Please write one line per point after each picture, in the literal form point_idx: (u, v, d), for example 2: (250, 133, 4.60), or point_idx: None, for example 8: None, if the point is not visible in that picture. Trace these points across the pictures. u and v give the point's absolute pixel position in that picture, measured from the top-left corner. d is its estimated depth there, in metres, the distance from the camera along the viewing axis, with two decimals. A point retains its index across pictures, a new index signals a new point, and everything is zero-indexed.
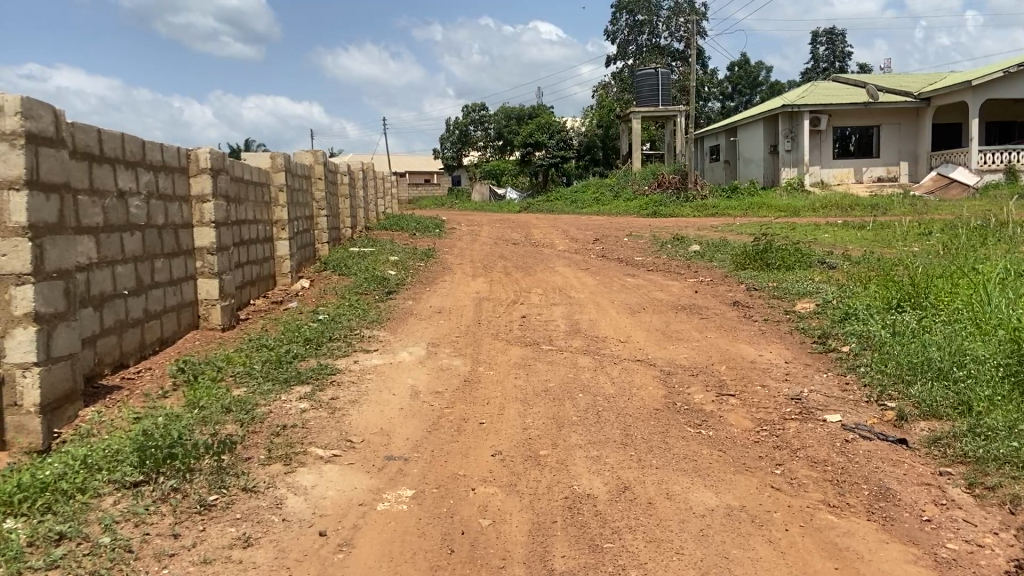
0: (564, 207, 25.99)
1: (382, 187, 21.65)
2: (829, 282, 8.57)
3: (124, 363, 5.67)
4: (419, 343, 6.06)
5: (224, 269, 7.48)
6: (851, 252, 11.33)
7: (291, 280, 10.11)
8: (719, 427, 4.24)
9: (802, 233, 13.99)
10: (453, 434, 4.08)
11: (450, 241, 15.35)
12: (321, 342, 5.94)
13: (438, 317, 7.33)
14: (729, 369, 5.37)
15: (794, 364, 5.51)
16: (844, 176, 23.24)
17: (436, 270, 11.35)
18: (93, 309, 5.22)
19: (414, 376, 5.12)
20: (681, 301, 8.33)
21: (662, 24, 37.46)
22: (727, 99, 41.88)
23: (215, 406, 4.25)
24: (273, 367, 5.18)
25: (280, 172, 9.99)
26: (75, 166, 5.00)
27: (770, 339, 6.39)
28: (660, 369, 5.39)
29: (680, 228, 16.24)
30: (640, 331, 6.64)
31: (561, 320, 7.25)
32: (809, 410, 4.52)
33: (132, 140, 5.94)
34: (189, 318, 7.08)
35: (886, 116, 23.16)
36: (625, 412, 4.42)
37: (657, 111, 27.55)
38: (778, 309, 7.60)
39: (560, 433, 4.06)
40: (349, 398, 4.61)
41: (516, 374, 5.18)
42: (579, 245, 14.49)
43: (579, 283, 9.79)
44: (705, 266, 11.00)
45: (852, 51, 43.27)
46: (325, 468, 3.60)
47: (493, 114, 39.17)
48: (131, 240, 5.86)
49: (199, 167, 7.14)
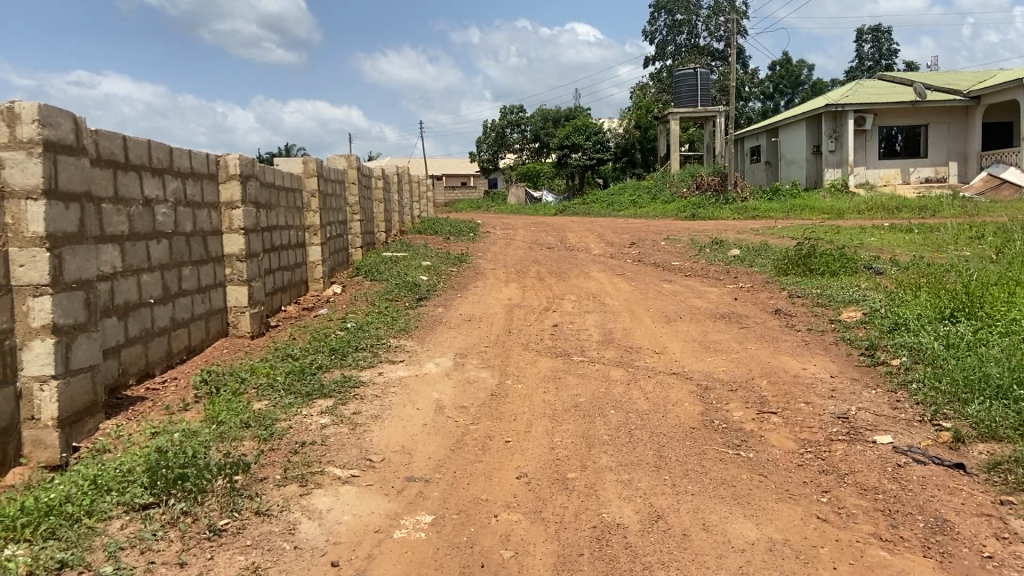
0: (601, 209, 25.67)
1: (417, 191, 21.61)
2: (876, 289, 8.21)
3: (150, 373, 5.60)
4: (447, 354, 5.89)
5: (254, 276, 7.40)
6: (899, 257, 10.90)
7: (323, 286, 10.06)
8: (760, 448, 3.99)
9: (848, 237, 13.57)
10: (477, 453, 3.89)
11: (484, 245, 15.19)
12: (346, 352, 5.80)
13: (468, 326, 7.16)
14: (771, 384, 5.09)
15: (841, 379, 5.21)
16: (890, 176, 22.64)
17: (469, 275, 11.19)
18: (118, 319, 5.15)
19: (439, 390, 4.94)
20: (721, 309, 8.05)
21: (702, 24, 36.94)
22: (767, 99, 41.19)
23: (234, 421, 4.13)
24: (296, 379, 5.05)
25: (313, 177, 9.93)
26: (98, 174, 4.94)
27: (814, 351, 6.09)
28: (697, 383, 5.13)
29: (719, 231, 15.85)
30: (676, 342, 6.39)
31: (594, 329, 7.02)
32: (857, 431, 4.23)
33: (159, 147, 5.88)
34: (218, 326, 7.02)
35: (933, 115, 22.43)
36: (660, 431, 4.18)
37: (696, 111, 27.08)
38: (823, 318, 7.29)
39: (590, 454, 3.85)
40: (371, 413, 4.45)
41: (546, 388, 4.97)
42: (615, 249, 14.22)
43: (614, 290, 9.54)
44: (745, 272, 10.67)
45: (898, 49, 42.22)
46: (342, 490, 3.44)
47: (530, 117, 38.99)
48: (158, 248, 5.80)
49: (229, 173, 7.07)
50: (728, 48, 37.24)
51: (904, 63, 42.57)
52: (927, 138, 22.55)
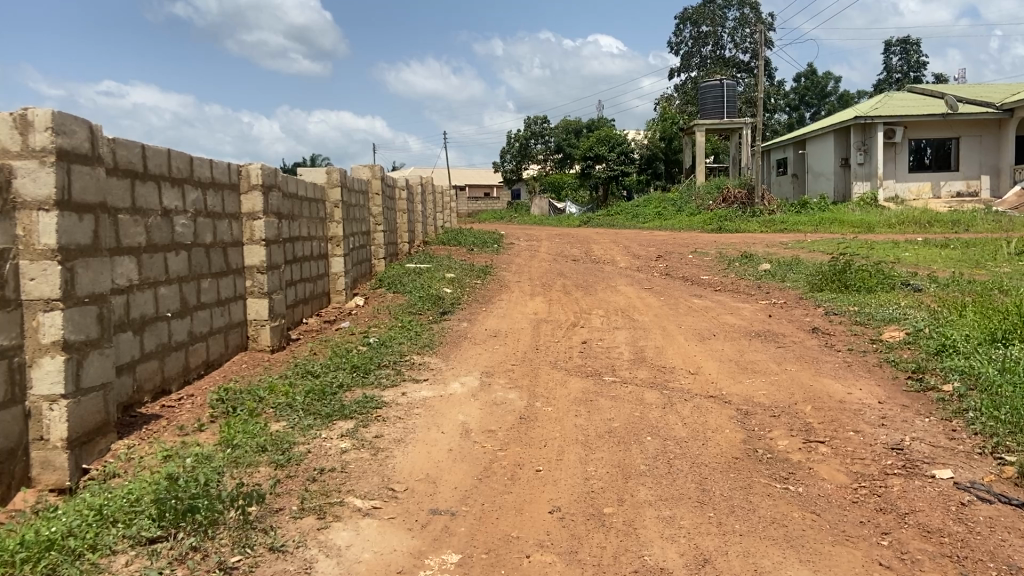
0: (625, 222, 25.37)
1: (441, 202, 21.50)
2: (917, 307, 7.87)
3: (165, 389, 5.43)
4: (472, 372, 5.66)
5: (274, 287, 7.23)
6: (937, 273, 10.53)
7: (346, 298, 9.88)
8: (810, 482, 3.70)
9: (882, 252, 13.17)
10: (506, 484, 3.64)
11: (508, 257, 14.98)
12: (368, 369, 5.59)
13: (493, 342, 6.92)
14: (816, 411, 4.79)
15: (890, 405, 4.89)
16: (921, 190, 22.16)
17: (493, 289, 10.96)
18: (133, 333, 4.99)
19: (465, 412, 4.70)
20: (755, 327, 7.74)
21: (728, 35, 36.63)
22: (793, 110, 40.69)
23: (250, 445, 3.92)
24: (315, 399, 4.83)
25: (336, 188, 9.77)
26: (114, 184, 4.80)
27: (858, 374, 5.77)
28: (736, 408, 4.84)
29: (747, 245, 15.51)
30: (711, 362, 6.11)
31: (624, 346, 6.74)
32: (914, 464, 3.92)
33: (179, 156, 5.73)
34: (238, 340, 6.84)
35: (967, 127, 21.90)
36: (701, 461, 3.91)
37: (723, 123, 26.74)
38: (863, 338, 6.95)
39: (627, 486, 3.59)
40: (393, 437, 4.22)
41: (578, 412, 4.70)
42: (642, 262, 13.94)
43: (643, 304, 9.28)
44: (778, 287, 10.36)
45: (927, 61, 41.63)
46: (363, 523, 3.21)
47: (553, 128, 38.86)
48: (176, 259, 5.64)
49: (250, 183, 6.92)
50: (754, 59, 36.87)
51: (933, 74, 41.93)
52: (959, 151, 22.03)
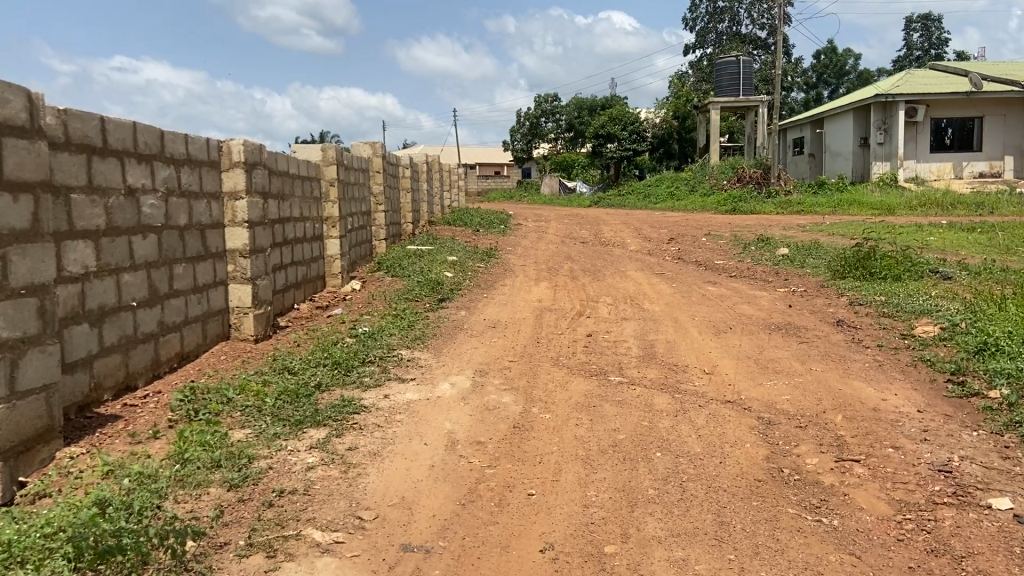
0: (636, 202, 24.74)
1: (449, 181, 20.91)
2: (950, 298, 7.29)
3: (130, 386, 4.95)
4: (464, 371, 5.14)
5: (259, 273, 6.73)
6: (967, 260, 9.89)
7: (342, 282, 9.38)
8: (845, 513, 3.19)
9: (906, 237, 12.55)
10: (492, 511, 3.15)
11: (514, 239, 14.45)
12: (351, 367, 5.10)
13: (492, 335, 6.40)
14: (847, 421, 4.26)
15: (931, 415, 4.35)
16: (943, 170, 21.37)
17: (497, 273, 10.43)
18: (90, 326, 4.51)
19: (452, 419, 4.20)
20: (774, 319, 7.19)
21: (744, 11, 35.62)
22: (810, 89, 39.75)
23: (203, 459, 3.45)
24: (287, 402, 4.34)
25: (332, 165, 9.24)
26: (66, 161, 4.31)
27: (891, 375, 5.22)
28: (757, 417, 4.32)
29: (763, 228, 14.87)
30: (728, 359, 5.58)
31: (633, 341, 6.22)
32: (965, 492, 3.39)
33: (149, 129, 5.21)
34: (218, 328, 6.36)
35: (991, 105, 21.08)
36: (718, 485, 3.39)
37: (739, 101, 25.93)
38: (893, 333, 6.39)
39: (633, 516, 3.09)
40: (369, 450, 3.73)
41: (579, 420, 4.19)
42: (653, 245, 13.36)
43: (654, 292, 8.75)
44: (797, 274, 9.78)
45: (950, 39, 40.44)
46: (319, 563, 2.73)
47: (564, 105, 38.07)
48: (143, 244, 5.14)
49: (232, 160, 6.40)
50: (771, 36, 35.90)
51: (955, 53, 40.70)
52: (982, 131, 21.23)
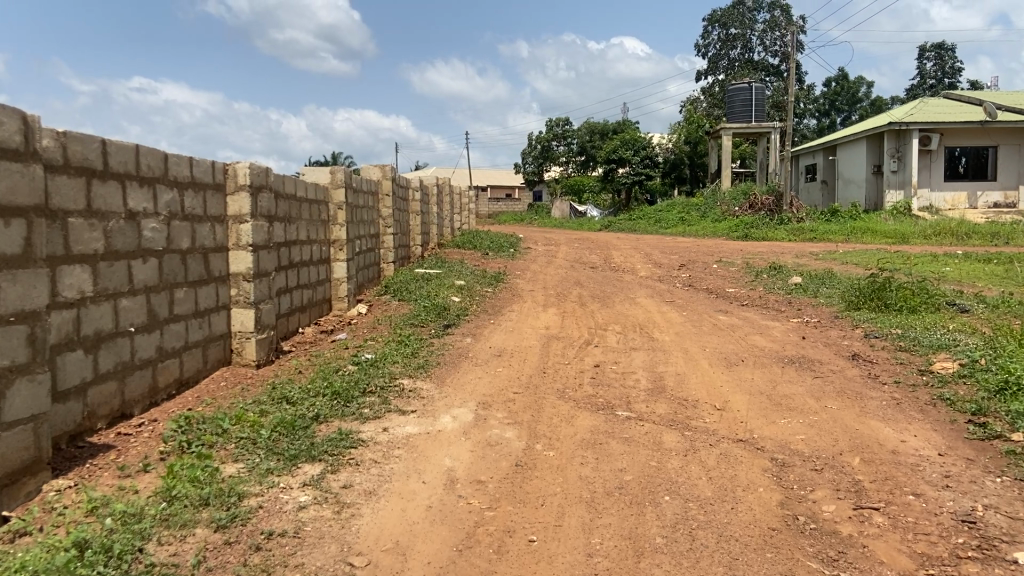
0: (647, 227, 24.62)
1: (459, 203, 20.85)
2: (968, 333, 7.09)
3: (125, 414, 4.83)
4: (467, 404, 4.99)
5: (262, 297, 6.61)
6: (984, 292, 9.68)
7: (347, 305, 9.26)
8: (864, 568, 3.01)
9: (922, 267, 12.35)
10: (490, 559, 2.99)
11: (523, 263, 14.33)
12: (350, 397, 4.95)
13: (497, 364, 6.24)
14: (865, 464, 4.08)
15: (953, 460, 4.16)
16: (957, 200, 21.18)
17: (505, 298, 10.30)
18: (84, 353, 4.40)
19: (452, 456, 4.05)
20: (787, 351, 7.01)
21: (757, 38, 35.69)
22: (823, 116, 39.71)
23: (191, 497, 3.31)
24: (283, 435, 4.21)
25: (340, 188, 9.15)
26: (63, 185, 4.23)
27: (909, 414, 5.04)
28: (771, 458, 4.14)
29: (776, 255, 14.69)
30: (740, 395, 5.40)
31: (642, 373, 6.05)
32: (991, 545, 3.20)
33: (152, 152, 5.13)
34: (219, 353, 6.23)
35: (1006, 135, 20.91)
36: (730, 535, 3.21)
37: (751, 127, 25.84)
38: (910, 369, 6.20)
39: (638, 567, 2.93)
40: (365, 488, 3.59)
41: (584, 459, 4.03)
42: (663, 271, 13.22)
43: (664, 321, 8.58)
44: (810, 304, 9.60)
45: (963, 68, 40.36)
46: None
47: (577, 129, 38.12)
48: (143, 268, 5.04)
49: (237, 183, 6.31)
50: (784, 63, 35.96)
51: (969, 82, 40.62)
52: (996, 160, 21.04)
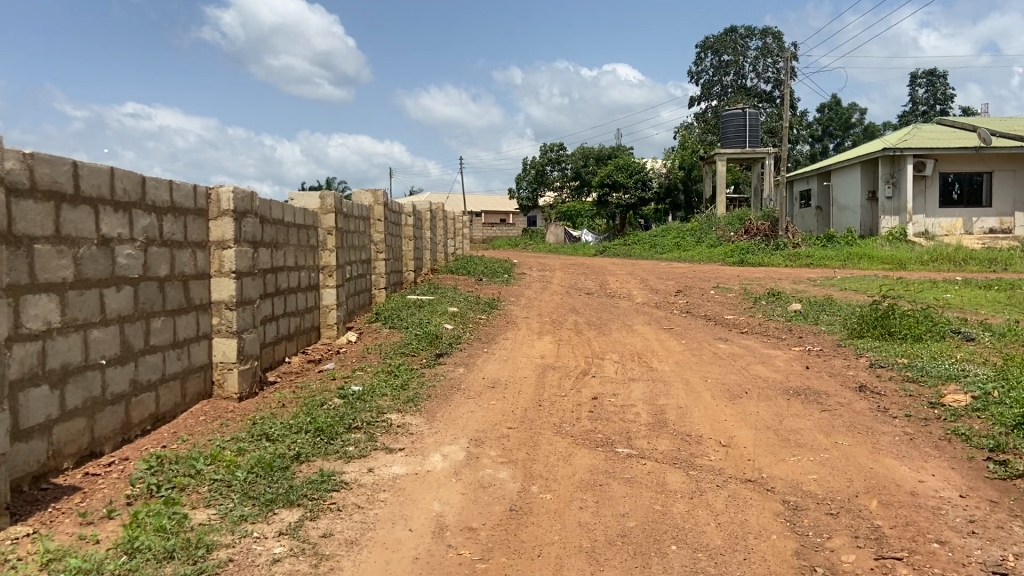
0: (643, 252, 24.43)
1: (453, 228, 20.65)
2: (977, 362, 6.86)
3: (95, 452, 4.54)
4: (459, 441, 4.71)
5: (246, 326, 6.35)
6: (989, 320, 9.46)
7: (337, 333, 9.00)
8: None
9: (923, 293, 12.17)
10: None
11: (518, 289, 14.09)
12: (335, 434, 4.68)
13: (491, 397, 5.97)
14: (884, 507, 3.82)
15: (976, 502, 3.91)
16: (953, 226, 21.06)
17: (499, 326, 10.04)
18: (50, 388, 4.13)
19: (442, 499, 3.78)
20: (792, 382, 6.76)
21: (750, 64, 35.87)
22: (816, 141, 39.83)
23: (154, 549, 3.02)
24: (261, 477, 3.93)
25: (330, 213, 8.91)
26: (30, 209, 3.99)
27: (924, 451, 4.79)
28: (783, 501, 3.88)
29: (773, 280, 14.49)
30: (746, 429, 5.14)
31: (642, 405, 5.79)
32: None
33: (128, 176, 4.89)
34: (198, 386, 5.95)
35: (1000, 161, 20.87)
36: None
37: (745, 152, 25.78)
38: (920, 400, 5.95)
39: None
40: (346, 537, 3.31)
41: (583, 503, 3.75)
42: (660, 297, 13.00)
43: (663, 349, 8.34)
44: (812, 331, 9.38)
45: (955, 94, 40.65)
46: None
47: (571, 154, 38.13)
48: (117, 296, 4.78)
49: (221, 208, 6.07)
50: (777, 89, 36.10)
51: (960, 108, 40.90)
52: (991, 186, 21.00)
